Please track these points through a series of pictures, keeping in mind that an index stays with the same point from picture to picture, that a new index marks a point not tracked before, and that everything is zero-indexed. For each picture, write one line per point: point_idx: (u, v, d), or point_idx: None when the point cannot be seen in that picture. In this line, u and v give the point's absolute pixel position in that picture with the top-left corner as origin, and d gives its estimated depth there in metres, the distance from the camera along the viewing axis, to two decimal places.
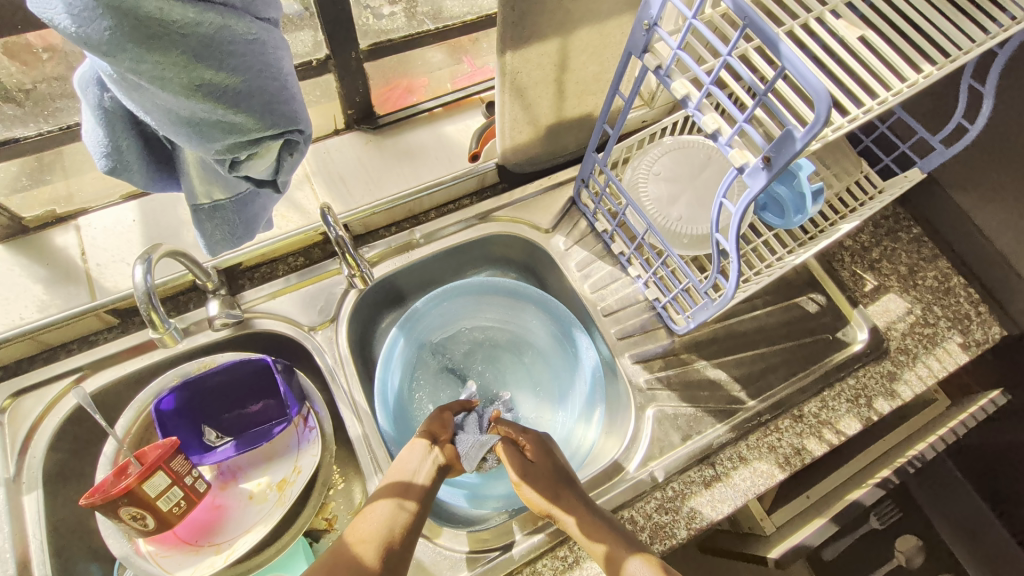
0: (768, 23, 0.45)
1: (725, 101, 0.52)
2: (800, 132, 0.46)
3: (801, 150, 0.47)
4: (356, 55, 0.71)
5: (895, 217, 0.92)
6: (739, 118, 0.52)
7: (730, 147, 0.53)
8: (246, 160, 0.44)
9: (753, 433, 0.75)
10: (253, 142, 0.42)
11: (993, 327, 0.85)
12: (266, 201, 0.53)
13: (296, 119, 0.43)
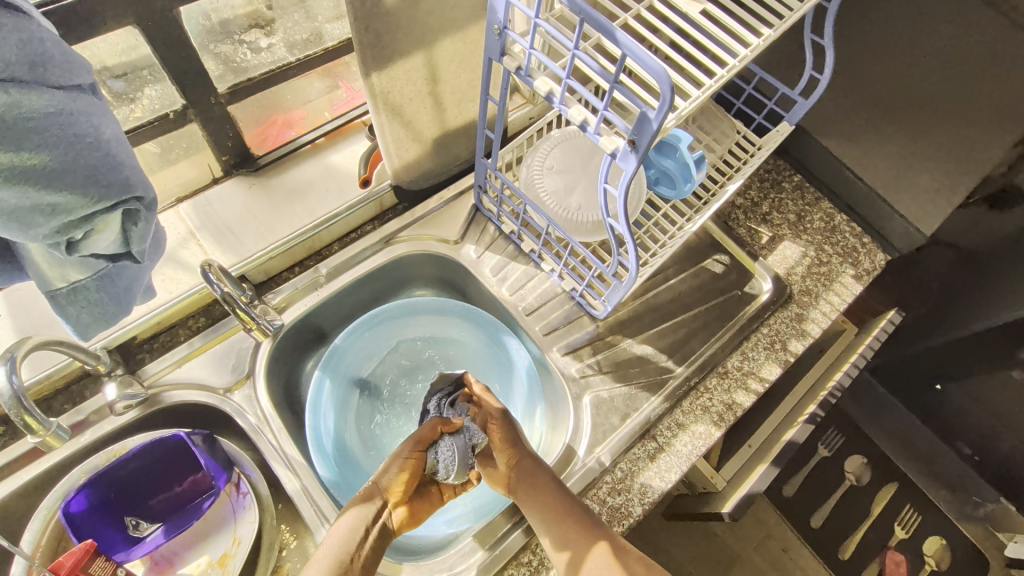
0: (601, 14, 0.47)
1: (584, 93, 0.53)
2: (653, 112, 0.48)
3: (658, 129, 0.49)
4: (216, 100, 0.68)
5: (776, 170, 0.99)
6: (599, 107, 0.53)
7: (599, 135, 0.54)
8: (84, 239, 0.42)
9: (686, 398, 0.78)
10: (85, 219, 0.40)
11: (878, 254, 0.92)
12: (135, 272, 0.49)
13: (129, 185, 0.41)
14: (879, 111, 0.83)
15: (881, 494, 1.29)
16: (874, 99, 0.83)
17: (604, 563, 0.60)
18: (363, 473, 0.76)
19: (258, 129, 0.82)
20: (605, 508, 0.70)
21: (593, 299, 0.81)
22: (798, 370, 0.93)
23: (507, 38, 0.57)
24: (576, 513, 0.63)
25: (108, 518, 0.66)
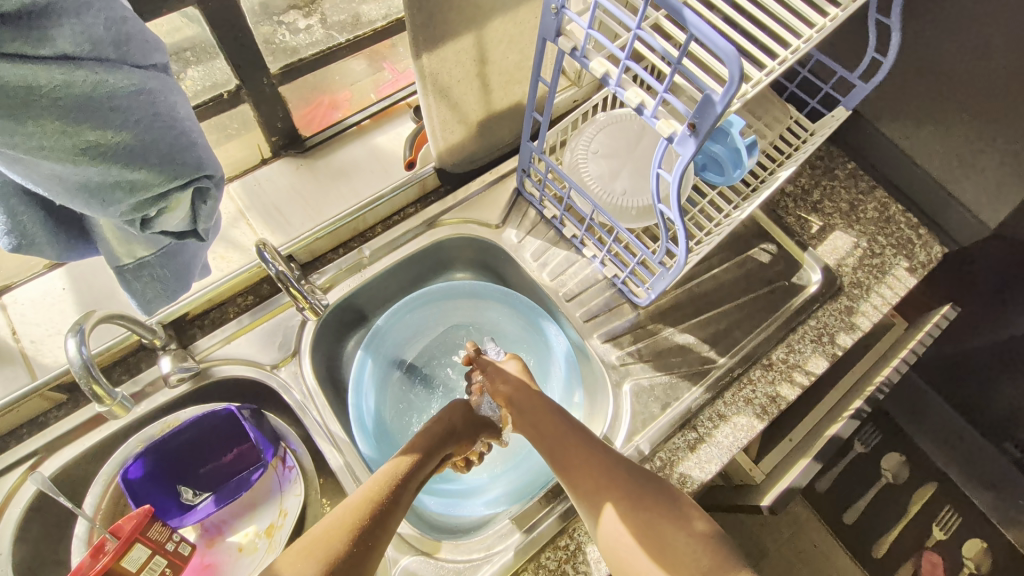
0: None
1: (642, 75, 0.52)
2: (718, 95, 0.47)
3: (723, 113, 0.47)
4: (268, 80, 0.68)
5: (829, 156, 0.95)
6: (659, 90, 0.52)
7: (656, 118, 0.53)
8: (157, 216, 0.43)
9: (728, 390, 0.77)
10: (159, 196, 0.41)
11: (935, 247, 0.89)
12: (195, 249, 0.50)
13: (201, 164, 0.42)
14: (948, 95, 0.78)
15: (918, 494, 1.27)
16: (941, 83, 0.78)
17: (616, 518, 0.60)
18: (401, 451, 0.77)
19: (307, 109, 0.82)
20: None
21: (636, 286, 0.80)
22: (843, 364, 0.91)
23: (564, 18, 0.55)
24: (592, 468, 0.63)
25: (162, 485, 0.68)
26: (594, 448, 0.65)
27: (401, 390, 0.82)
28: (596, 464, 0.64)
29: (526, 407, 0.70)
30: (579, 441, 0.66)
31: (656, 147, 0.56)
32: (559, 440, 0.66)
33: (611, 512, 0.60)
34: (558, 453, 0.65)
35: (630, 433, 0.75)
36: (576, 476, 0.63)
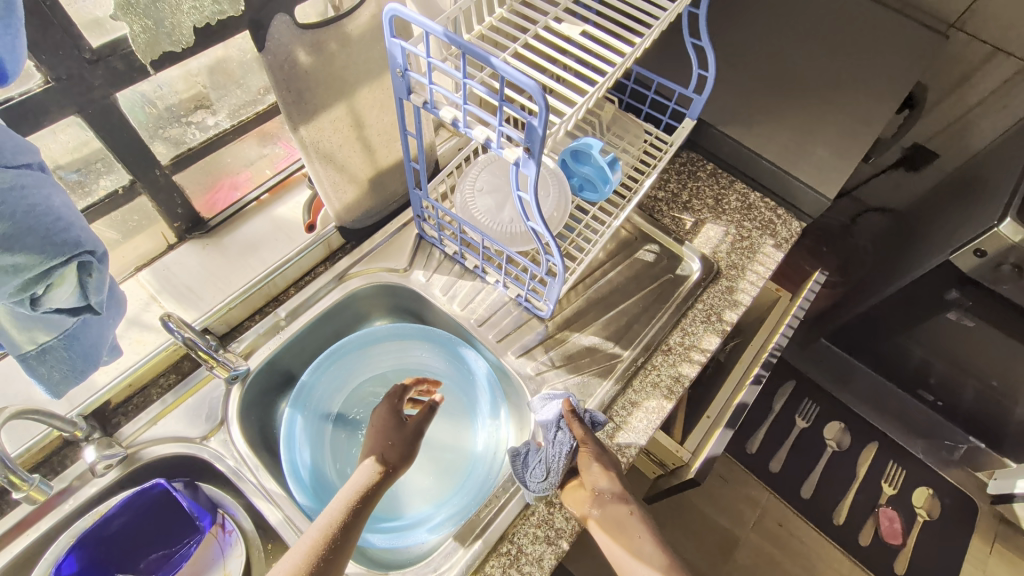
0: (478, 46, 0.55)
1: (480, 115, 0.61)
2: (536, 122, 0.56)
3: (544, 134, 0.56)
4: (161, 171, 0.74)
5: (691, 162, 1.08)
6: (496, 125, 0.60)
7: (501, 148, 0.62)
8: (45, 294, 0.47)
9: (636, 378, 0.84)
10: (43, 275, 0.45)
11: (793, 223, 1.01)
12: (100, 326, 0.54)
13: (80, 242, 0.47)
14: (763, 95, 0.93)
15: (863, 454, 1.44)
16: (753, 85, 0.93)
17: None
18: None
19: (204, 199, 0.87)
20: None
21: (537, 301, 0.87)
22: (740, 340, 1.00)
23: (410, 82, 0.65)
24: (648, 540, 0.65)
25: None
26: (655, 534, 0.67)
27: (338, 441, 0.85)
28: (657, 543, 0.65)
29: (619, 492, 0.68)
30: (648, 526, 0.67)
31: (511, 173, 0.65)
32: (627, 520, 0.67)
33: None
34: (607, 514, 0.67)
35: (553, 433, 0.80)
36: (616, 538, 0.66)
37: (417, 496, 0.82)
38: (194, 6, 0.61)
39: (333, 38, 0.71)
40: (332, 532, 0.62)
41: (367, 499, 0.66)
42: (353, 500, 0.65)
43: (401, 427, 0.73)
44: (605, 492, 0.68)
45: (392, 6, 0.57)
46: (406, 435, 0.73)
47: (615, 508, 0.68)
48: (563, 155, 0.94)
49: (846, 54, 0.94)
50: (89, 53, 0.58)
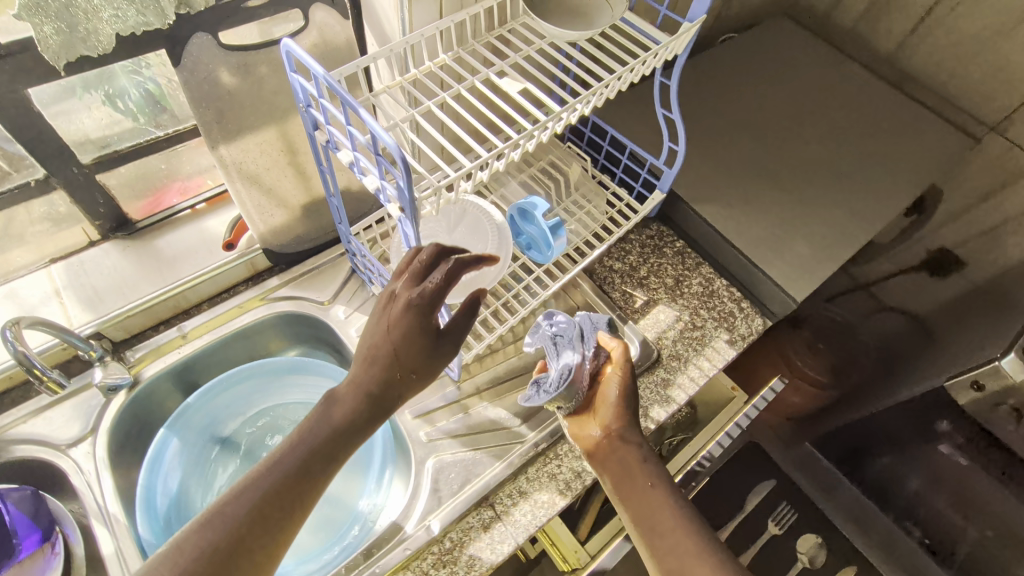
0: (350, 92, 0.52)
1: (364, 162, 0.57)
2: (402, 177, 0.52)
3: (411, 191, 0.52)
4: (80, 169, 0.73)
5: (659, 236, 1.00)
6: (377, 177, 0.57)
7: (388, 201, 0.58)
8: None
9: (533, 465, 0.78)
10: None
11: (756, 319, 0.93)
12: None
13: None
14: None
15: None
16: None
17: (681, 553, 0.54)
18: None
19: (149, 197, 0.86)
20: None
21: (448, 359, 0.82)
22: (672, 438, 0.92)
23: (312, 119, 0.61)
24: (649, 504, 0.58)
25: None
26: (671, 492, 0.60)
27: (217, 469, 0.82)
28: (634, 513, 0.59)
29: (608, 438, 0.64)
30: (660, 488, 0.60)
31: (399, 228, 0.61)
32: (636, 483, 0.60)
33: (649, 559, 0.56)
34: (637, 496, 0.59)
35: (425, 511, 0.74)
36: (656, 540, 0.56)
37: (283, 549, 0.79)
38: (115, 15, 0.57)
39: (265, 62, 0.69)
40: (268, 510, 0.49)
41: (296, 480, 0.51)
42: (320, 438, 0.53)
43: (432, 348, 0.55)
44: (614, 432, 0.64)
45: (285, 41, 0.54)
46: (437, 357, 0.56)
47: (613, 462, 0.62)
48: (511, 211, 0.90)
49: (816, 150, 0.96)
50: None
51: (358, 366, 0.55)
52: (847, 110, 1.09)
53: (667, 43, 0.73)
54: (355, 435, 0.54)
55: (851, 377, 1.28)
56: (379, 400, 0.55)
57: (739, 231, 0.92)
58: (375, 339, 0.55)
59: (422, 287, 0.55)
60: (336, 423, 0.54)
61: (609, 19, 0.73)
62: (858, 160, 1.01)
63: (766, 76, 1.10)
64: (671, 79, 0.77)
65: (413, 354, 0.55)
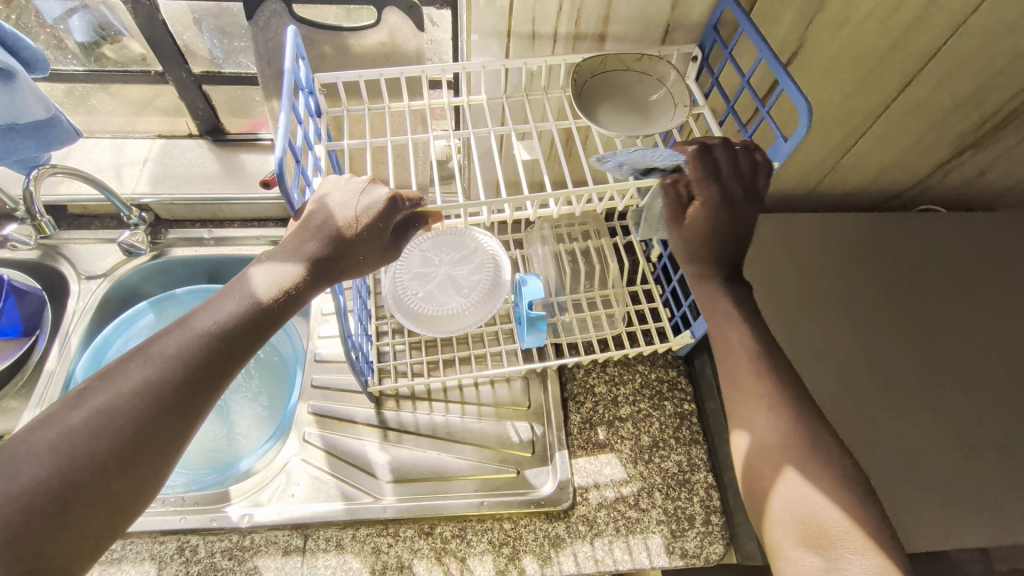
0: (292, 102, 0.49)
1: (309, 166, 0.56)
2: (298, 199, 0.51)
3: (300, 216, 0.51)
4: (188, 75, 0.85)
5: (671, 384, 0.84)
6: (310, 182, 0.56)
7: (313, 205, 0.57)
8: None
9: (368, 527, 0.73)
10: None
11: (713, 544, 0.72)
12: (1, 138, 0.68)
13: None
14: None
15: None
16: None
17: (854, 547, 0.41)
18: None
19: (250, 121, 0.98)
20: (207, 560, 0.70)
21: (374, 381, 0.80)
22: None
23: (318, 106, 0.61)
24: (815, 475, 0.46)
25: None
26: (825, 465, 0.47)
27: None
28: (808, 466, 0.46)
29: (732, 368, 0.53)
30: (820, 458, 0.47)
31: None
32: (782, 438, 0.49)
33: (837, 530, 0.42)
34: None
35: (255, 501, 0.74)
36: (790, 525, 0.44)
37: None
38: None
39: (329, 43, 0.73)
40: (106, 447, 0.39)
41: (124, 450, 0.39)
42: (189, 346, 0.43)
43: (337, 268, 0.50)
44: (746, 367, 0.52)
45: (290, 29, 0.54)
46: (346, 274, 0.51)
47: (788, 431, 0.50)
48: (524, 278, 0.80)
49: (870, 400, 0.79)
50: None
51: (218, 319, 0.45)
52: (971, 371, 0.85)
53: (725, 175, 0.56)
54: (199, 404, 0.43)
55: None
56: (239, 354, 0.45)
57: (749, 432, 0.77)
58: (235, 304, 0.46)
59: (325, 237, 0.49)
60: (171, 385, 0.42)
61: (665, 126, 0.60)
62: (933, 435, 0.79)
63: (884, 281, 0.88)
64: None
65: (274, 308, 0.47)
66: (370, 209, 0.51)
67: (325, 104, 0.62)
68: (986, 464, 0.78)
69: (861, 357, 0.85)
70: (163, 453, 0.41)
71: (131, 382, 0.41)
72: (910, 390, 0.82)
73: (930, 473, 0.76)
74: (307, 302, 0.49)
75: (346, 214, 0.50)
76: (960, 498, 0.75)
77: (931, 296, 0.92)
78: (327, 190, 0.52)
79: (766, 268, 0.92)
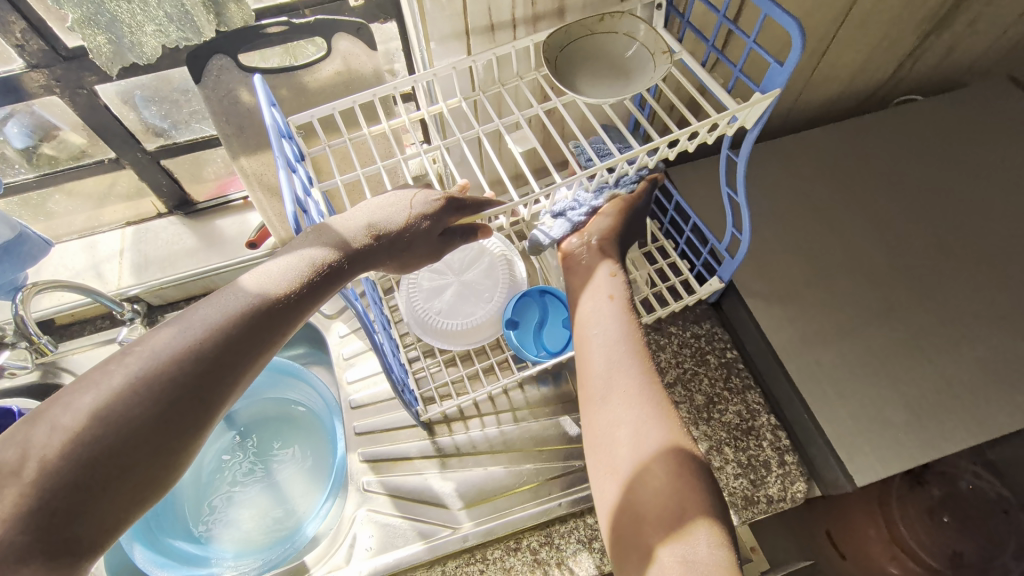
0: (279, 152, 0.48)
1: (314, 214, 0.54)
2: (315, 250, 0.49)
3: None
4: (144, 154, 0.82)
5: (708, 336, 0.82)
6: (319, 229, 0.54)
7: None
8: None
9: (455, 559, 0.71)
10: None
11: (795, 483, 0.71)
12: None
13: None
14: None
15: None
16: None
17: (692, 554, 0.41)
18: (175, 500, 0.86)
19: (216, 182, 0.94)
20: None
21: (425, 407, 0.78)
22: None
23: (301, 151, 0.58)
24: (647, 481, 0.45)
25: None
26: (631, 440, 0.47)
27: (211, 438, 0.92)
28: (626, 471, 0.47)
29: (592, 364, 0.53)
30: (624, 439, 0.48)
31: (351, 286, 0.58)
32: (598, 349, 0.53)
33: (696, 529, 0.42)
34: (635, 401, 0.49)
35: (334, 566, 0.72)
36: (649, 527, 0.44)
37: (236, 535, 0.84)
38: (158, 30, 0.60)
39: (284, 85, 0.70)
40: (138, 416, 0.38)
41: (155, 422, 0.38)
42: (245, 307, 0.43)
43: (400, 246, 0.52)
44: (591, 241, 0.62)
45: (257, 79, 0.52)
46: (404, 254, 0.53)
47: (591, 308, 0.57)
48: (533, 287, 0.81)
49: (903, 303, 0.79)
50: (64, 52, 0.66)
51: (218, 318, 0.42)
52: (999, 245, 0.83)
53: (730, 112, 0.54)
54: (199, 409, 0.40)
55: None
56: (274, 337, 0.44)
57: (801, 363, 0.75)
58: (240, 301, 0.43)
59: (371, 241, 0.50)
60: (211, 355, 0.41)
61: (651, 79, 0.57)
62: (980, 319, 0.77)
63: (885, 186, 0.88)
64: (738, 171, 0.60)
65: (290, 309, 0.45)
66: (423, 212, 0.53)
67: (305, 148, 0.59)
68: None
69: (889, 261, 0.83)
70: (170, 448, 0.39)
71: (133, 371, 0.39)
72: (948, 280, 0.80)
73: (988, 356, 0.75)
74: (315, 310, 0.47)
75: (400, 210, 0.52)
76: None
77: (940, 181, 0.89)
78: (376, 202, 0.53)
79: (773, 193, 0.88)
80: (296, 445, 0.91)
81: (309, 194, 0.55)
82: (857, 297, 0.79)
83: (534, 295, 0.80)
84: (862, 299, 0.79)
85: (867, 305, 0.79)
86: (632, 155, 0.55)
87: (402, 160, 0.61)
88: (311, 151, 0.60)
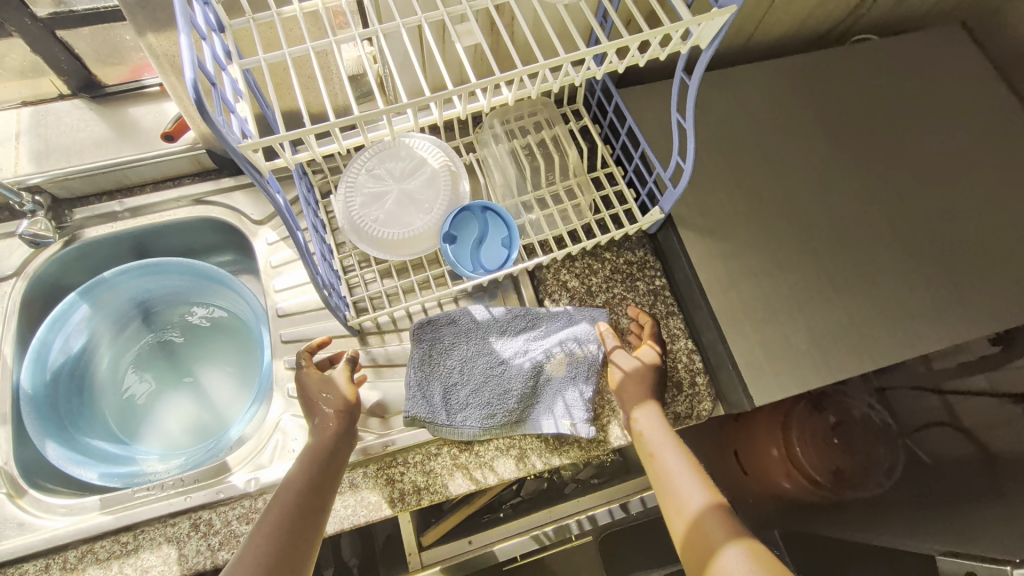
0: (183, 9, 0.43)
1: (229, 91, 0.50)
2: (222, 125, 0.44)
3: (229, 148, 0.44)
4: (35, 22, 0.72)
5: (640, 263, 0.83)
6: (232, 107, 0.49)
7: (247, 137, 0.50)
8: None
9: (377, 462, 0.73)
10: None
11: (702, 402, 0.76)
12: None
13: None
14: None
15: None
16: None
17: (738, 560, 0.52)
18: (94, 400, 0.84)
19: (128, 66, 0.85)
20: (224, 529, 0.68)
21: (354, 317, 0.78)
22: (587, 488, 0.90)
23: (218, 21, 0.53)
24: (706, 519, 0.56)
25: None
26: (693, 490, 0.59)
27: (133, 341, 0.90)
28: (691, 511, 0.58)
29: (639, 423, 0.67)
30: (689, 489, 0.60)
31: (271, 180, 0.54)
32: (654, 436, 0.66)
33: (738, 547, 0.53)
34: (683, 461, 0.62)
35: (257, 465, 0.73)
36: (693, 545, 0.56)
37: (158, 437, 0.84)
38: None
39: None
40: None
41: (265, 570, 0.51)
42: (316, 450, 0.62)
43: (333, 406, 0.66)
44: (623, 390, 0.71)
45: None
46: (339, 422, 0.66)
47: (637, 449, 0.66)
48: (475, 203, 0.80)
49: (826, 241, 0.82)
50: None
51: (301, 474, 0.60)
52: (923, 192, 0.86)
53: (685, 24, 0.51)
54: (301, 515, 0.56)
55: (858, 491, 1.13)
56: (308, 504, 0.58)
57: (725, 293, 0.77)
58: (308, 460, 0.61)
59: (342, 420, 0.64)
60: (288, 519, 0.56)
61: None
62: (893, 261, 0.81)
63: (826, 125, 0.89)
64: (687, 93, 0.58)
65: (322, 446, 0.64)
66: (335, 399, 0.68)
67: (225, 17, 0.54)
68: (943, 278, 0.81)
69: (824, 200, 0.84)
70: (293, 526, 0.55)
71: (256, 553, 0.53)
72: (869, 222, 0.83)
73: (893, 297, 0.79)
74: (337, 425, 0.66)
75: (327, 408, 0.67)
76: (923, 314, 0.79)
77: (881, 125, 0.90)
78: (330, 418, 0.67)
79: (721, 124, 0.87)
80: (223, 352, 0.91)
81: (224, 68, 0.50)
82: (784, 232, 0.82)
83: (478, 215, 0.79)
84: (788, 235, 0.82)
85: (793, 242, 0.82)
86: (578, 58, 0.51)
87: (331, 44, 0.56)
88: (232, 22, 0.55)
